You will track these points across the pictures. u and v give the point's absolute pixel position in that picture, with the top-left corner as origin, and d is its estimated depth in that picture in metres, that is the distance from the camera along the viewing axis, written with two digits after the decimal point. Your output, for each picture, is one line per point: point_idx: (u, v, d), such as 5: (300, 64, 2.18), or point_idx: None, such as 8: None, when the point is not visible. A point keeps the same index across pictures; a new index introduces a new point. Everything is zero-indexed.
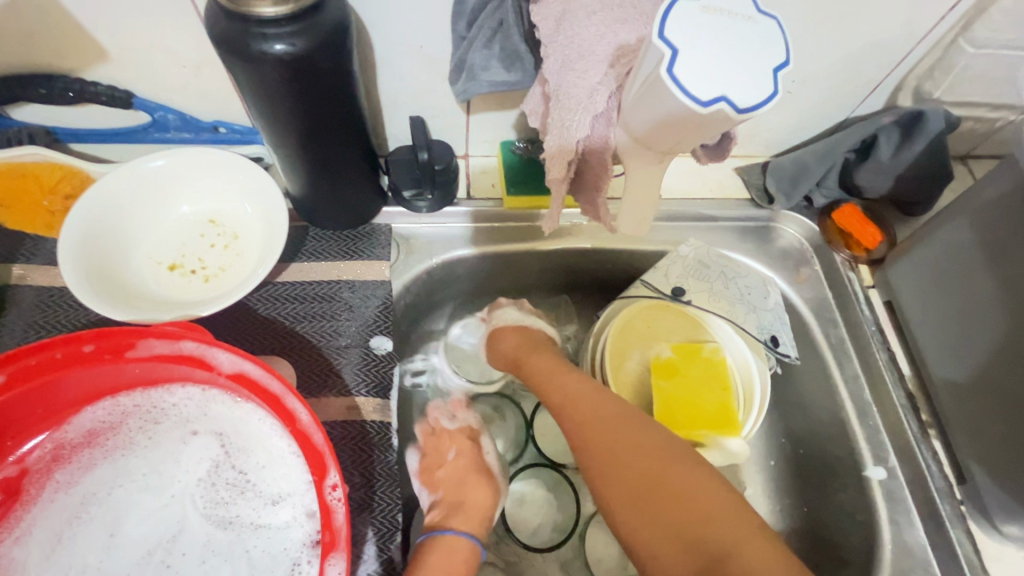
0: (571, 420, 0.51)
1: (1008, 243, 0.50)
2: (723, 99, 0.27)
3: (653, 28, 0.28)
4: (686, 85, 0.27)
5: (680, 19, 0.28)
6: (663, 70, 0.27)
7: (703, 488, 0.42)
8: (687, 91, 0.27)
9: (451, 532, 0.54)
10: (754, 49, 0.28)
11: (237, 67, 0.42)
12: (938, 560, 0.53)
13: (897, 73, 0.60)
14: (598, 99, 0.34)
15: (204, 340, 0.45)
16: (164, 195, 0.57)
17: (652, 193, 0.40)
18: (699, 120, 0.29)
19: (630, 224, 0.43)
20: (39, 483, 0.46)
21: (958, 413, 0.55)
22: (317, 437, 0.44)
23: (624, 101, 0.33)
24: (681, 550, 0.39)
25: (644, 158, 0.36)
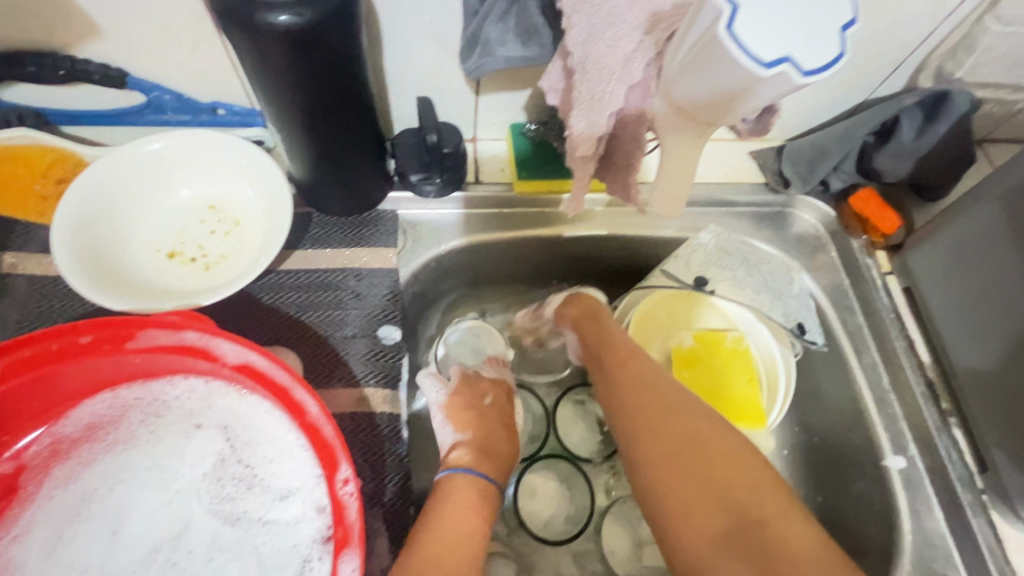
0: (621, 381, 0.52)
1: None
2: (787, 60, 0.25)
3: None
4: (746, 45, 0.26)
5: None
6: (722, 28, 0.25)
7: (742, 460, 0.45)
8: (748, 52, 0.26)
9: (474, 474, 0.53)
10: (816, 6, 0.26)
11: (241, 39, 0.40)
12: (959, 549, 0.52)
13: (920, 53, 0.58)
14: (629, 71, 0.32)
15: (208, 330, 0.44)
16: (161, 179, 0.54)
17: (687, 170, 0.38)
18: (755, 85, 0.27)
19: (664, 204, 0.40)
20: (37, 479, 0.44)
21: (980, 402, 0.53)
22: (327, 430, 0.42)
23: (664, 69, 0.31)
24: (719, 510, 0.43)
25: (680, 130, 0.34)
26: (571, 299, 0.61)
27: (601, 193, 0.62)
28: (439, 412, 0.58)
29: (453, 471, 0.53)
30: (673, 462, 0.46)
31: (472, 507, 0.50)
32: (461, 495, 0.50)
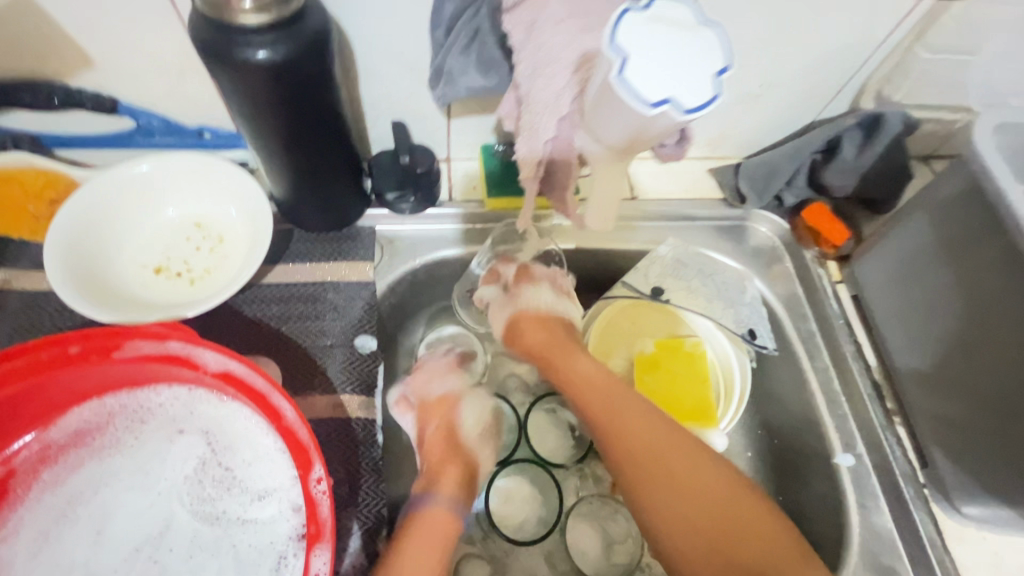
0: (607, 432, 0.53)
1: (964, 238, 0.52)
2: (671, 103, 0.29)
3: (604, 38, 0.30)
4: (636, 90, 0.29)
5: (630, 30, 0.30)
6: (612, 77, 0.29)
7: (734, 504, 0.47)
8: (637, 96, 0.29)
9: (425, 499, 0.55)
10: (699, 56, 0.29)
11: (220, 73, 0.43)
12: (903, 541, 0.55)
13: (859, 78, 0.63)
14: (562, 103, 0.36)
15: (191, 340, 0.47)
16: (149, 199, 0.58)
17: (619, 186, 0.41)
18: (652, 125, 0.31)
19: (599, 216, 0.45)
20: (26, 483, 0.46)
21: (922, 401, 0.57)
22: (301, 433, 0.46)
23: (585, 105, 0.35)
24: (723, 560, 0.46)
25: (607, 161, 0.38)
26: (533, 322, 0.61)
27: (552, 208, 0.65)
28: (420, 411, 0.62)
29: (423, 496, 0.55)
30: (671, 520, 0.48)
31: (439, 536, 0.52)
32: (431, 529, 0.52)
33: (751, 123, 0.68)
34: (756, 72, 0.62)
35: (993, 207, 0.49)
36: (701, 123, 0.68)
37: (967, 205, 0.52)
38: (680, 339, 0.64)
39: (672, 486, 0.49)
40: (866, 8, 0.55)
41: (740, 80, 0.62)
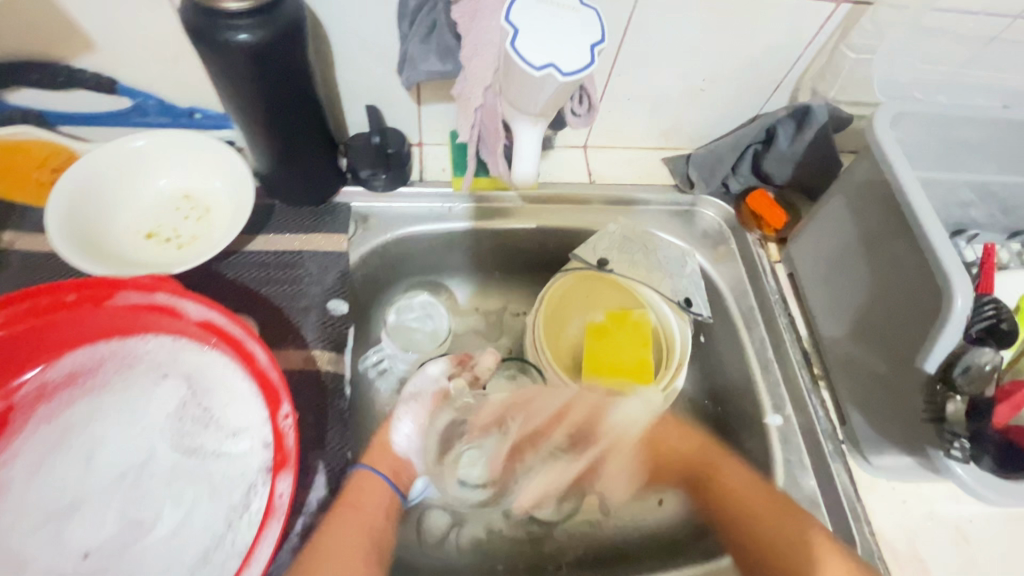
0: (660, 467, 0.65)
1: (870, 214, 0.59)
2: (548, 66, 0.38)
3: (502, 18, 0.40)
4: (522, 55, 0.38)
5: (523, 15, 0.39)
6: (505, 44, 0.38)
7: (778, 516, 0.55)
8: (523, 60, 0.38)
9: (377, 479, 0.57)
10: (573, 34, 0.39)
11: (207, 54, 0.49)
12: (822, 490, 0.61)
13: (792, 75, 0.70)
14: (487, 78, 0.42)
15: (176, 292, 0.52)
16: (142, 171, 0.63)
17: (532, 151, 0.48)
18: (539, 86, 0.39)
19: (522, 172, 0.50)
20: (25, 416, 0.52)
21: (842, 365, 0.63)
22: (273, 374, 0.51)
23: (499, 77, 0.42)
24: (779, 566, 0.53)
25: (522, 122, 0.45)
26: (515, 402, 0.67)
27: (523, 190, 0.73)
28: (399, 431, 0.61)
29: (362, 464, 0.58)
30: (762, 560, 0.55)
31: (381, 508, 0.56)
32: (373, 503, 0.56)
33: (697, 115, 0.75)
34: (699, 69, 0.68)
35: (889, 188, 0.56)
36: (652, 116, 0.74)
37: (876, 192, 0.58)
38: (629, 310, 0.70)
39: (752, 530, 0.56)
40: (790, 12, 0.62)
41: (684, 75, 0.69)
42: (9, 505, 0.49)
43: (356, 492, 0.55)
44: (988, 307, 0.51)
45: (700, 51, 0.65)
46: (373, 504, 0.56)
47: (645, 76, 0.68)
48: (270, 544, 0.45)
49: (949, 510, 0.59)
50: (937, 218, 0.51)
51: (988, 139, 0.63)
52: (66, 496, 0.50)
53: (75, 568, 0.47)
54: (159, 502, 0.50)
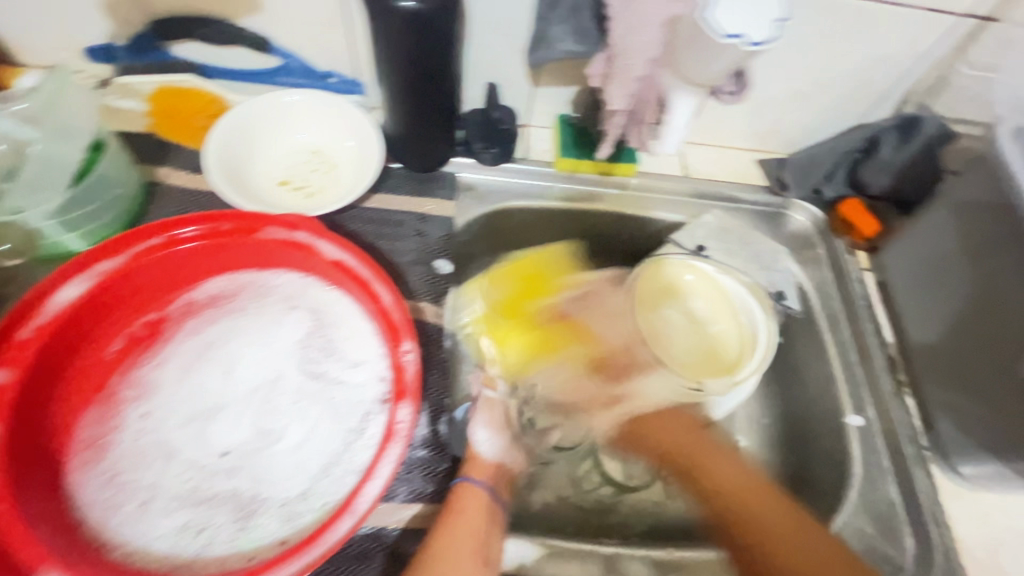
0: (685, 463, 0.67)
1: (980, 226, 0.60)
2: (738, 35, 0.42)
3: None
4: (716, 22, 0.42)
5: None
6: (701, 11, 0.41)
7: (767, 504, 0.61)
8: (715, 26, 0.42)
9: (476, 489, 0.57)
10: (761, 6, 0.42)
11: (375, 16, 0.55)
12: (901, 493, 0.61)
13: (902, 86, 0.71)
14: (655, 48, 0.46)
15: (316, 233, 0.58)
16: (281, 125, 0.70)
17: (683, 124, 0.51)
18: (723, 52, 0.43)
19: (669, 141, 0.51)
20: (175, 327, 0.58)
21: (933, 371, 0.64)
22: (396, 314, 0.56)
23: (675, 44, 0.46)
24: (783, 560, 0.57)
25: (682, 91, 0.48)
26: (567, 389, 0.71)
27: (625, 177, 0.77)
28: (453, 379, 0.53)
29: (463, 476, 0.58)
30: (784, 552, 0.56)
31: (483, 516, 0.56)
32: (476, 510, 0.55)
33: (799, 120, 0.76)
34: (810, 72, 0.70)
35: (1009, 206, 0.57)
36: (753, 117, 0.76)
37: (990, 209, 0.59)
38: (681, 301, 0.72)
39: (750, 517, 0.60)
40: (913, 22, 0.63)
41: (794, 79, 0.70)
42: (160, 402, 0.55)
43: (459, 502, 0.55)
44: None
45: (815, 56, 0.67)
46: (474, 515, 0.55)
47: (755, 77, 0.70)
48: (393, 461, 0.49)
49: None
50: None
51: None
52: (206, 400, 0.55)
53: (214, 464, 0.53)
54: (286, 417, 0.55)
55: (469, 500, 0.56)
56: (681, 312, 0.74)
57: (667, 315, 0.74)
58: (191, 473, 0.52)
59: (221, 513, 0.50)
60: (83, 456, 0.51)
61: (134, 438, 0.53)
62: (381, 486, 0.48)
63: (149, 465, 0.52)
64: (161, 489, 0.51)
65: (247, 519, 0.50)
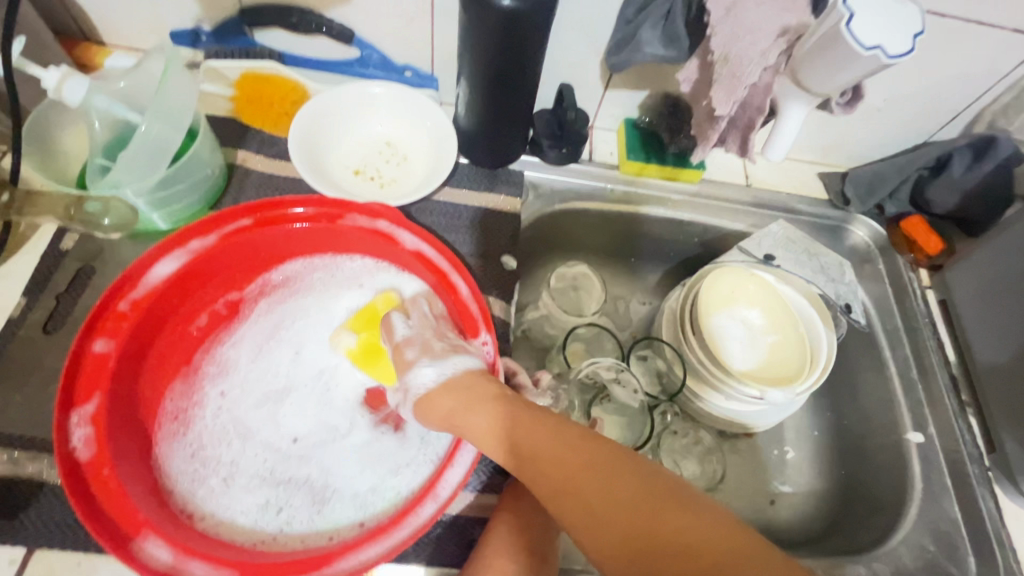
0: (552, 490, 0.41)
1: None
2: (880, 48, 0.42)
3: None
4: (857, 34, 0.42)
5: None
6: (843, 23, 0.42)
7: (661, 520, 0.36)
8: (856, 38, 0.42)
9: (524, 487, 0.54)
10: (896, 21, 0.43)
11: (471, 11, 0.56)
12: (964, 513, 0.61)
13: (976, 106, 0.71)
14: (768, 57, 0.47)
15: (397, 223, 0.59)
16: (357, 115, 0.71)
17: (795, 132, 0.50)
18: (858, 65, 0.43)
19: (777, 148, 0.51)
20: (251, 308, 0.59)
21: (999, 393, 0.64)
22: (473, 307, 0.57)
23: (796, 53, 0.46)
24: None
25: (799, 99, 0.49)
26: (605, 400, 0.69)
27: (690, 183, 0.77)
28: (417, 377, 0.50)
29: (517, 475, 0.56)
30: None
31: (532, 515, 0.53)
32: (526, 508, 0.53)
33: (866, 135, 0.76)
34: (884, 88, 0.70)
35: None
36: (820, 130, 0.76)
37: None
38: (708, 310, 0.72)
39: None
40: (995, 43, 0.63)
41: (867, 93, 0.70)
42: (237, 381, 0.57)
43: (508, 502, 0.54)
44: None
45: (892, 72, 0.67)
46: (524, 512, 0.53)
47: None
48: (473, 449, 0.50)
49: None
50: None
51: None
52: (276, 382, 0.57)
53: (287, 448, 0.55)
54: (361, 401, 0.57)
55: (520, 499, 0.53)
56: (739, 321, 0.74)
57: (728, 323, 0.73)
58: (266, 453, 0.54)
59: (297, 496, 0.52)
60: (169, 428, 0.53)
61: (214, 415, 0.55)
62: (461, 473, 0.49)
63: (229, 442, 0.54)
64: (242, 466, 0.53)
65: (322, 504, 0.52)
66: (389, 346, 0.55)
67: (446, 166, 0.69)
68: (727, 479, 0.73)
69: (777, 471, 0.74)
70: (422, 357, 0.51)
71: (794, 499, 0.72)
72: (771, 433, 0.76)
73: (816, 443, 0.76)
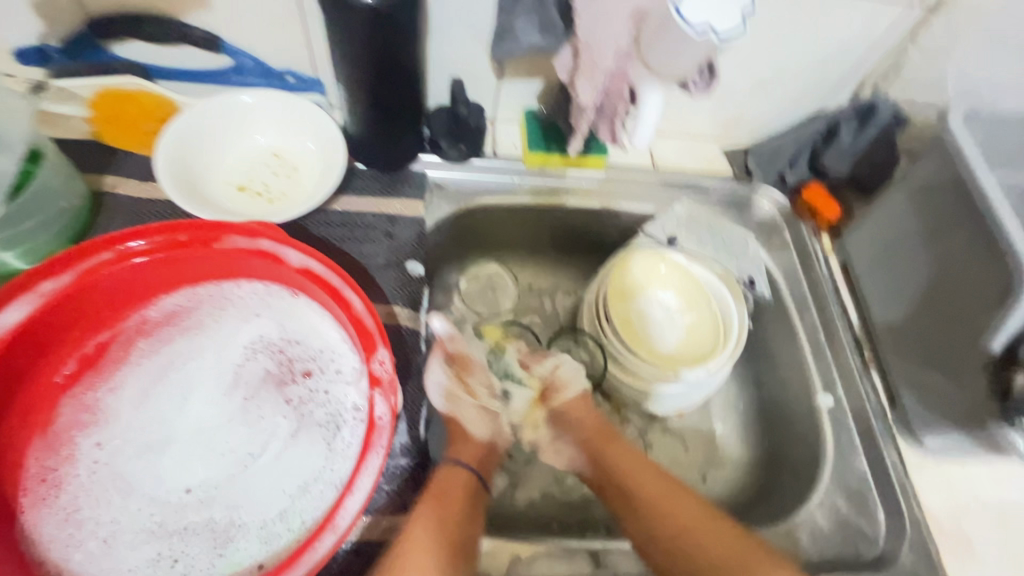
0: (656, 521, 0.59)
1: (937, 223, 0.61)
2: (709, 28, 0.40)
3: None
4: (686, 16, 0.41)
5: None
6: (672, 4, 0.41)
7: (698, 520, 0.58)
8: (686, 19, 0.40)
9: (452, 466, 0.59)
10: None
11: (331, 10, 0.52)
12: (873, 470, 0.63)
13: (859, 74, 0.73)
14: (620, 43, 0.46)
15: (280, 240, 0.55)
16: (236, 128, 0.66)
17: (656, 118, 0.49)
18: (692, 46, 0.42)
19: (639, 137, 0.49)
20: (124, 348, 0.54)
21: (897, 348, 0.66)
22: (368, 322, 0.54)
23: (643, 39, 0.45)
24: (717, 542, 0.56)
25: (654, 84, 0.47)
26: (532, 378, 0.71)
27: (597, 172, 0.77)
28: (344, 396, 0.54)
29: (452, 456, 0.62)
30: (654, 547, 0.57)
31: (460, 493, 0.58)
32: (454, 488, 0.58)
33: (762, 109, 0.77)
34: (771, 61, 0.70)
35: (964, 199, 0.58)
36: (718, 107, 0.77)
37: (946, 187, 0.60)
38: (630, 288, 0.74)
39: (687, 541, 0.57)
40: (865, 12, 0.64)
41: (757, 67, 0.71)
42: (118, 431, 0.51)
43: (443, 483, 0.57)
44: None
45: (776, 44, 0.68)
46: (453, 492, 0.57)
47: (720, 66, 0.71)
48: (372, 474, 0.48)
49: (993, 493, 0.62)
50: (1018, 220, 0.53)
51: None
52: (159, 430, 0.52)
53: (179, 500, 0.50)
54: (269, 427, 0.53)
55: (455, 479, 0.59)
56: (656, 304, 0.74)
57: (646, 305, 0.74)
58: (153, 508, 0.49)
59: (196, 544, 0.48)
60: (37, 493, 0.48)
61: (89, 473, 0.49)
62: (362, 500, 0.47)
63: (108, 501, 0.49)
64: (123, 523, 0.48)
65: (224, 546, 0.48)
66: (300, 376, 0.56)
67: (336, 172, 0.65)
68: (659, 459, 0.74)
69: (704, 445, 0.75)
70: (341, 381, 0.55)
71: (722, 473, 0.73)
72: (698, 412, 0.77)
73: (741, 416, 0.77)
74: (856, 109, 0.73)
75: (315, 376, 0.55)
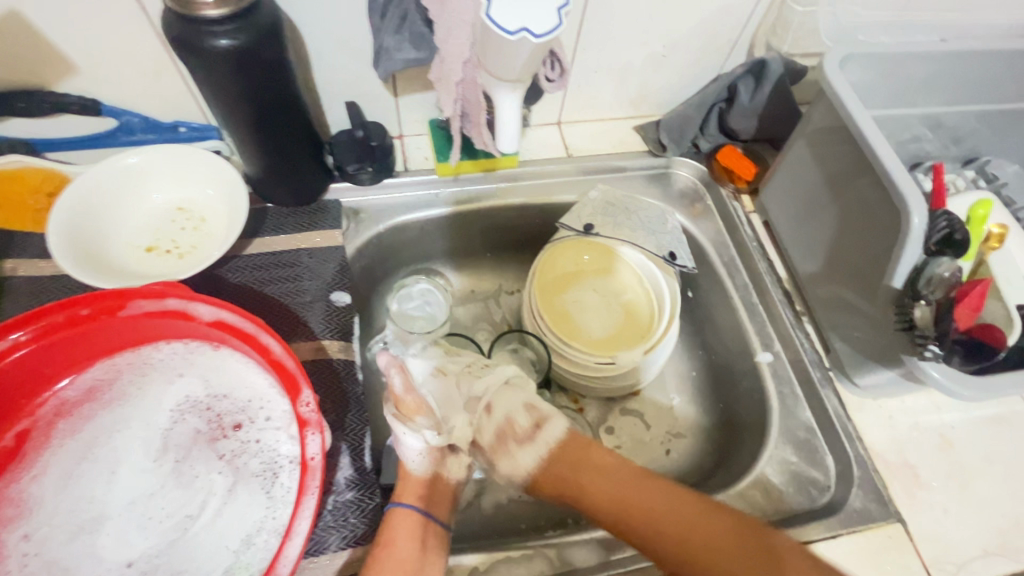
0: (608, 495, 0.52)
1: (835, 172, 0.63)
2: (525, 30, 0.44)
3: None
4: (499, 22, 0.44)
5: None
6: (482, 13, 0.44)
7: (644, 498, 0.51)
8: (499, 26, 0.44)
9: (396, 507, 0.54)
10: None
11: (192, 60, 0.51)
12: (816, 416, 0.65)
13: (748, 33, 0.74)
14: (463, 51, 0.49)
15: (186, 296, 0.53)
16: (136, 188, 0.65)
17: (513, 118, 0.55)
18: (514, 47, 0.45)
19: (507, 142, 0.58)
20: (45, 433, 0.53)
21: (820, 297, 0.68)
22: (289, 363, 0.52)
23: (479, 48, 0.49)
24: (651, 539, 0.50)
25: (502, 87, 0.51)
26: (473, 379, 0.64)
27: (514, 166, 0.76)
28: (279, 443, 0.53)
29: (395, 501, 0.55)
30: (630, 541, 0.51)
31: (413, 538, 0.51)
32: (406, 535, 0.51)
33: (663, 80, 0.78)
34: (657, 35, 0.71)
35: (851, 141, 0.59)
36: (620, 87, 0.78)
37: (838, 136, 0.61)
38: (581, 278, 0.76)
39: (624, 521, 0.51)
40: None
41: (646, 42, 0.72)
42: (43, 519, 0.50)
43: (388, 531, 0.52)
44: (942, 220, 0.53)
45: (658, 17, 0.68)
46: (409, 539, 0.51)
47: (611, 47, 0.71)
48: (309, 514, 0.46)
49: (932, 419, 0.64)
50: (899, 159, 0.54)
51: (935, 72, 0.67)
52: (91, 510, 0.51)
53: None
54: (206, 487, 0.53)
55: (406, 521, 0.52)
56: (591, 290, 0.76)
57: (583, 293, 0.76)
58: None
59: None
60: None
61: (21, 564, 0.49)
62: (301, 543, 0.46)
63: None
64: None
65: None
66: (231, 429, 0.54)
67: (236, 215, 0.63)
68: (621, 441, 0.74)
69: (665, 419, 0.76)
70: (273, 428, 0.54)
71: (684, 444, 0.74)
72: (653, 389, 0.78)
73: (693, 385, 0.78)
74: (750, 65, 0.73)
75: (248, 427, 0.54)
